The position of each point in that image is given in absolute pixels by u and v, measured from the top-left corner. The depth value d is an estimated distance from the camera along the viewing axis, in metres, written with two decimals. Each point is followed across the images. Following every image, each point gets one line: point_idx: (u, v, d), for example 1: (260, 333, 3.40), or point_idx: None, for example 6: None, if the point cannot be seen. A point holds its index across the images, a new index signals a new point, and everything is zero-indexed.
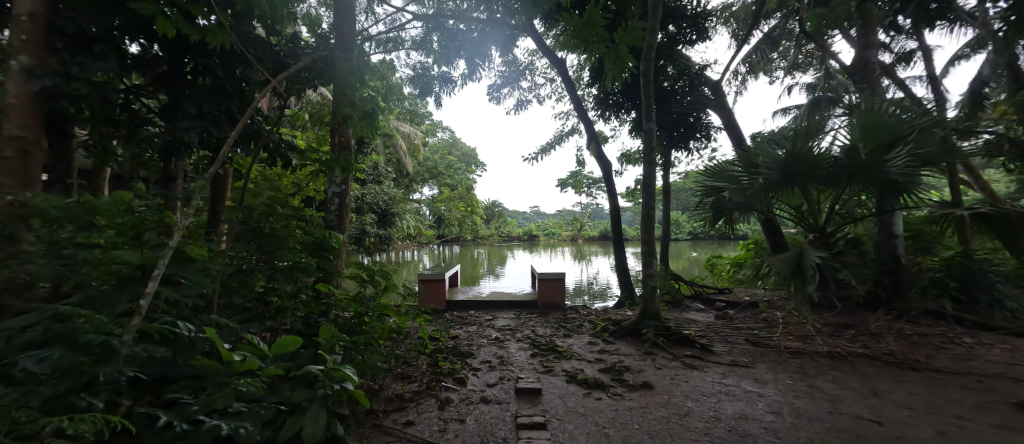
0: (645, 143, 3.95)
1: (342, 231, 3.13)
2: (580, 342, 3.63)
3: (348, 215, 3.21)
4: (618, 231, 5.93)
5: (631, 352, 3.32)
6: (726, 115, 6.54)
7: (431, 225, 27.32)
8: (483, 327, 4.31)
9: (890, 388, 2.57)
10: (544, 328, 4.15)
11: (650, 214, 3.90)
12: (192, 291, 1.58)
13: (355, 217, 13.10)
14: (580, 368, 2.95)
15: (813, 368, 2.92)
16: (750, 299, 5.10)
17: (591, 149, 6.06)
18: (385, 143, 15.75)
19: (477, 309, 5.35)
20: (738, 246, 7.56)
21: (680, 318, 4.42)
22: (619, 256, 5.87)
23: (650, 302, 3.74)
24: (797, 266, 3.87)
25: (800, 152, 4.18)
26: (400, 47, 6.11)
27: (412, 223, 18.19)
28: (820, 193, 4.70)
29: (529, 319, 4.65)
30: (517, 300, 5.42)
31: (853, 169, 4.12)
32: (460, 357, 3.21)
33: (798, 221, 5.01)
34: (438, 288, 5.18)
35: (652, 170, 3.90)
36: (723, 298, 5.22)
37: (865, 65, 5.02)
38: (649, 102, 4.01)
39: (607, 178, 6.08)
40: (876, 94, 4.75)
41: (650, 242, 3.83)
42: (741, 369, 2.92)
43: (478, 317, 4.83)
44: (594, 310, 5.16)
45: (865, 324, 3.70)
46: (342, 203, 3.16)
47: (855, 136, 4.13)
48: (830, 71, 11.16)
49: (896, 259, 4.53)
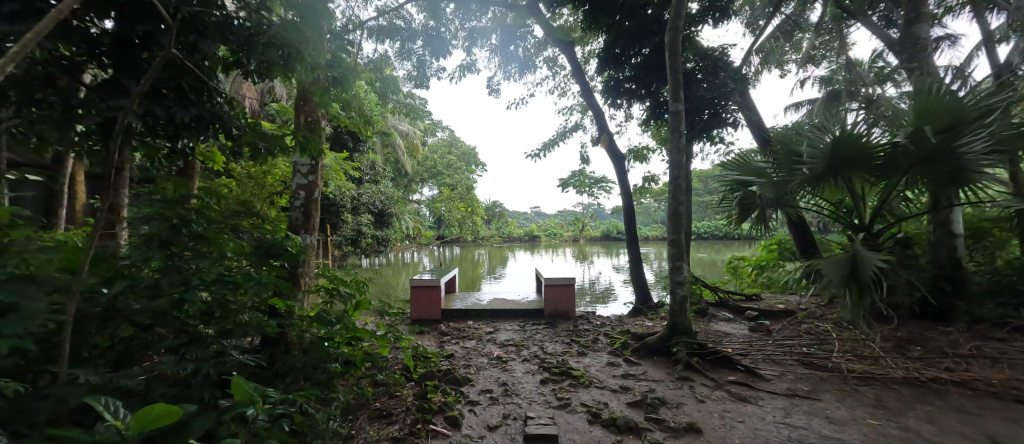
0: (672, 128, 3.36)
1: (308, 233, 2.55)
2: (599, 363, 3.05)
3: (318, 212, 2.63)
4: (632, 231, 5.32)
5: (661, 377, 2.74)
6: (748, 106, 5.99)
7: (430, 226, 26.87)
8: (483, 342, 3.75)
9: (1009, 433, 1.99)
10: (554, 344, 3.57)
11: (679, 211, 3.31)
12: (24, 327, 1.00)
13: (351, 217, 12.61)
14: (602, 401, 2.37)
15: (895, 402, 2.34)
16: (783, 307, 4.53)
17: (601, 141, 5.47)
18: (383, 142, 15.28)
19: (476, 319, 4.76)
20: (757, 248, 7.01)
21: (709, 331, 3.84)
22: (634, 260, 5.28)
23: (680, 315, 3.17)
24: (851, 270, 3.28)
25: (851, 138, 3.60)
26: (391, 32, 5.55)
27: (411, 224, 17.68)
28: (867, 186, 4.12)
29: (536, 331, 4.10)
30: (520, 308, 4.85)
31: (915, 156, 3.52)
32: (455, 385, 2.64)
33: (838, 218, 4.43)
34: (432, 295, 4.65)
35: (681, 162, 3.32)
36: (753, 306, 4.63)
37: (913, 40, 4.41)
38: (676, 80, 3.42)
39: (619, 172, 5.50)
40: (931, 73, 4.15)
41: (679, 245, 3.25)
42: (806, 403, 2.34)
43: (478, 328, 4.25)
44: (608, 320, 4.60)
45: (936, 343, 3.12)
46: (312, 198, 2.58)
47: (917, 118, 3.53)
48: (848, 63, 10.53)
49: (956, 261, 3.95)
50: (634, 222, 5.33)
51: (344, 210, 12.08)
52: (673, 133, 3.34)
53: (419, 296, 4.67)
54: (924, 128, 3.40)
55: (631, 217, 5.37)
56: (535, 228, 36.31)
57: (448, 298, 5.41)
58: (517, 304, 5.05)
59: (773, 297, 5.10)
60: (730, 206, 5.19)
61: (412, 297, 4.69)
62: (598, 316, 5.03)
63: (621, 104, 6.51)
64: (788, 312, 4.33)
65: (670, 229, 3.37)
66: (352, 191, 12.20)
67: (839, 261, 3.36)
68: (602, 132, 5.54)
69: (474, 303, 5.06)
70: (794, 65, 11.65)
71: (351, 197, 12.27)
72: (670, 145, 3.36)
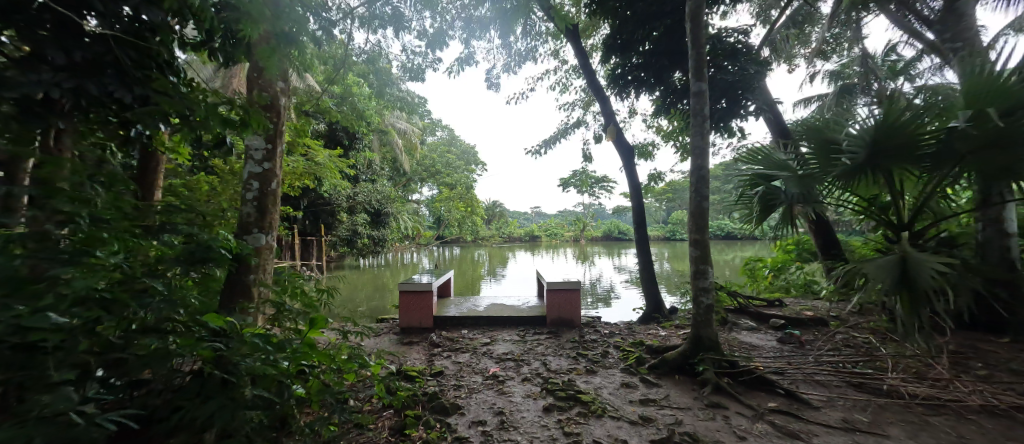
0: (693, 111, 2.91)
1: (264, 232, 2.12)
2: (613, 384, 2.61)
3: (276, 208, 2.19)
4: (642, 229, 4.88)
5: (688, 403, 2.31)
6: (765, 95, 5.56)
7: (429, 226, 26.58)
8: (477, 356, 3.31)
9: None
10: (558, 359, 3.14)
11: (703, 208, 2.86)
12: None
13: (346, 217, 12.22)
14: (620, 438, 1.94)
15: (981, 439, 1.91)
16: (811, 314, 4.09)
17: (608, 133, 5.01)
18: (379, 140, 14.86)
19: (471, 327, 4.32)
20: (772, 248, 6.58)
21: (733, 343, 3.40)
22: (644, 261, 4.86)
23: (706, 327, 2.74)
24: (903, 273, 2.84)
25: (899, 123, 3.16)
26: (384, 22, 5.13)
27: (409, 224, 17.29)
28: (908, 178, 3.68)
29: (537, 341, 3.68)
30: (519, 315, 4.42)
31: (974, 142, 3.07)
32: (441, 414, 2.20)
33: (873, 215, 3.99)
34: (423, 301, 4.22)
35: (706, 150, 2.88)
36: (778, 313, 4.18)
37: (957, 17, 3.97)
38: (699, 55, 2.95)
39: (628, 166, 5.06)
40: (979, 53, 3.71)
41: (704, 246, 2.81)
42: (873, 441, 1.90)
43: (473, 339, 3.81)
44: (617, 329, 4.17)
45: (1004, 360, 2.69)
46: (269, 190, 2.14)
47: (975, 100, 3.09)
48: (862, 56, 10.08)
49: (1010, 263, 3.59)
50: (644, 220, 4.89)
51: (339, 210, 11.84)
52: (697, 116, 2.90)
53: (408, 302, 4.25)
54: (986, 109, 2.95)
55: (641, 214, 4.93)
56: (535, 228, 35.91)
57: (441, 304, 4.99)
58: (517, 310, 4.62)
59: (797, 303, 4.65)
60: (749, 203, 4.73)
61: (399, 303, 4.26)
62: (605, 323, 4.60)
63: (628, 95, 6.07)
64: (820, 320, 3.88)
65: (691, 226, 2.93)
66: (346, 190, 11.81)
67: (886, 264, 2.93)
68: (609, 122, 5.09)
69: (469, 310, 4.63)
70: (803, 58, 11.20)
71: (347, 196, 11.94)
72: (693, 130, 2.92)
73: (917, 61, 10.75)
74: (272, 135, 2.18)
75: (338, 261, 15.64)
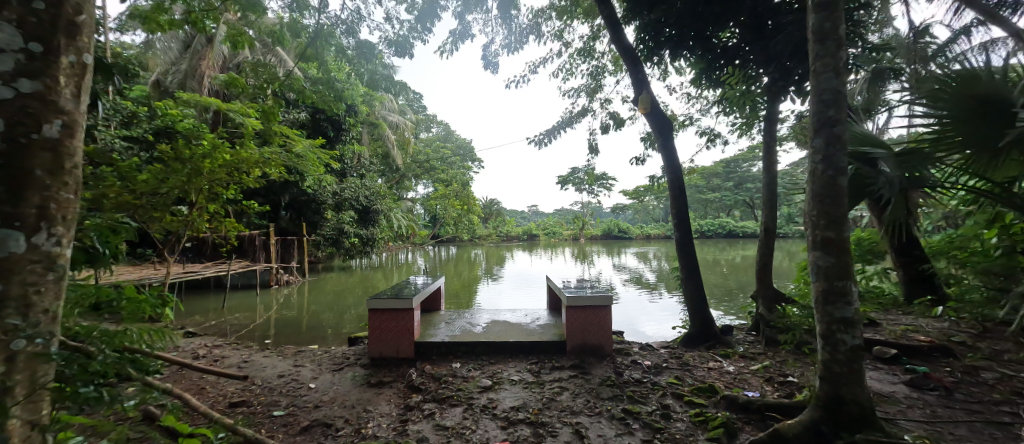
0: (822, 31, 1.81)
1: (23, 230, 1.00)
2: None
3: (55, 178, 1.06)
4: (684, 224, 3.81)
5: None
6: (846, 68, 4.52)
7: (426, 225, 25.42)
8: (473, 413, 2.23)
9: None
10: (598, 421, 2.06)
11: (840, 190, 1.74)
12: None
13: (332, 214, 11.11)
14: None
15: None
16: (926, 339, 3.02)
17: (640, 104, 3.91)
18: (368, 132, 13.74)
19: (467, 357, 3.20)
20: None
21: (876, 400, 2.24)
22: (687, 265, 3.81)
23: (852, 386, 1.68)
24: None
25: None
26: None
27: (404, 223, 16.13)
28: None
29: (558, 382, 2.62)
30: (530, 339, 3.32)
31: None
32: None
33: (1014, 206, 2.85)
34: (399, 322, 3.13)
35: (844, 96, 1.77)
36: (877, 337, 3.12)
37: None
38: None
39: (666, 146, 3.97)
40: None
41: (844, 251, 1.71)
42: None
43: (468, 380, 2.70)
44: (663, 359, 3.11)
45: None
46: (32, 134, 1.02)
47: None
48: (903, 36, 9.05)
49: None
50: (686, 213, 3.80)
51: (325, 207, 10.76)
52: (830, 44, 1.79)
53: (382, 324, 3.14)
54: None
55: (682, 207, 3.84)
56: (535, 227, 34.82)
57: (428, 323, 3.86)
58: (527, 332, 3.51)
59: (890, 321, 3.58)
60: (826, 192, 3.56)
61: (369, 327, 3.14)
62: (643, 347, 3.53)
63: (655, 63, 4.96)
64: (946, 350, 2.83)
65: (811, 219, 1.83)
66: (331, 185, 10.71)
67: None
68: (641, 91, 3.98)
69: (463, 332, 3.50)
70: None
71: (333, 192, 10.85)
72: (818, 67, 1.82)
73: (956, 42, 9.77)
74: (43, 26, 1.04)
75: (325, 262, 14.51)
